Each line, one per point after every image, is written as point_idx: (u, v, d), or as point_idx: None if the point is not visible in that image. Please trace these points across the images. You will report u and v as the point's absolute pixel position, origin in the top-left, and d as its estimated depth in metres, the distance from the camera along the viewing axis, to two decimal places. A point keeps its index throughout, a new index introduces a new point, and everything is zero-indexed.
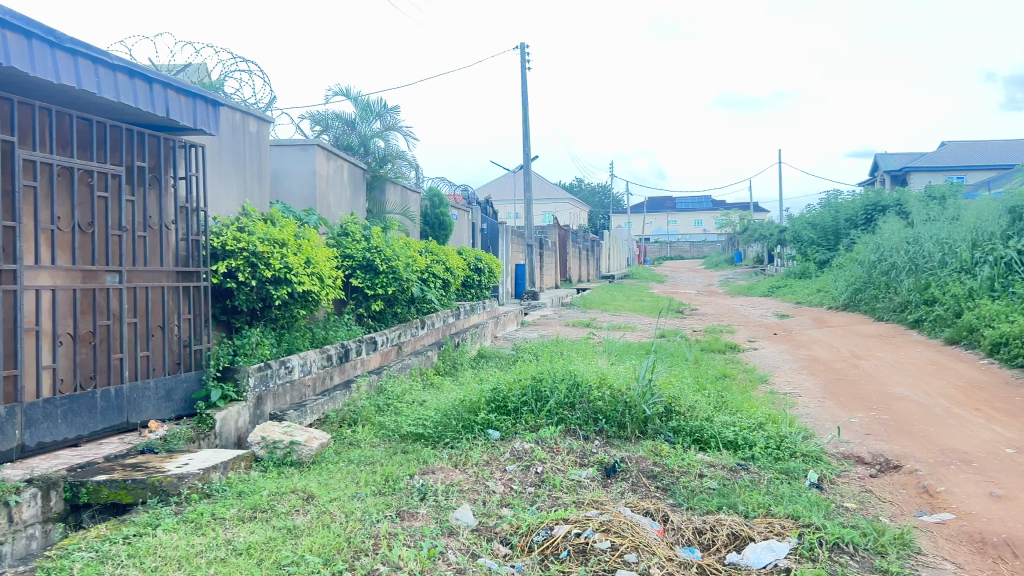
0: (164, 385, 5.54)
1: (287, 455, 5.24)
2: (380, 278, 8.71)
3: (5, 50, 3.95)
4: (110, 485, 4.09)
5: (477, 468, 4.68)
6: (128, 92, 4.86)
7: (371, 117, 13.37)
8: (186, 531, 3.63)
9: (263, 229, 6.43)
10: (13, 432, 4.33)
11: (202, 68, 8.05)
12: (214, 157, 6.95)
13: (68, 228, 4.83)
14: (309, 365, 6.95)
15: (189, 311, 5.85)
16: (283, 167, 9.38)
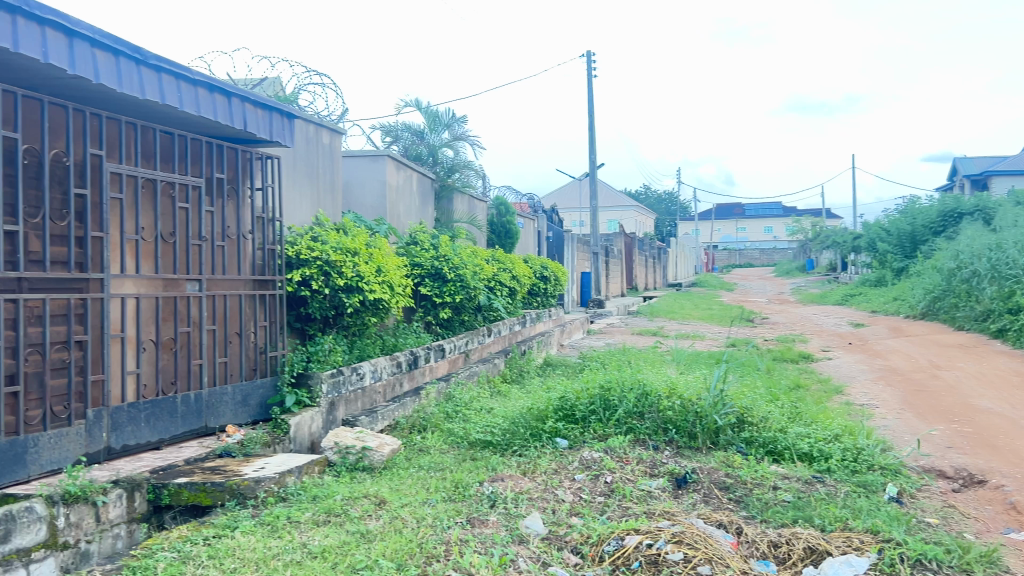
0: (241, 391, 5.69)
1: (359, 460, 5.33)
2: (448, 286, 8.80)
3: (95, 68, 4.12)
4: (190, 487, 4.20)
5: (545, 477, 4.69)
6: (208, 106, 5.02)
7: (439, 128, 13.56)
8: (264, 534, 3.71)
9: (336, 239, 6.59)
10: (100, 435, 4.50)
11: (277, 82, 8.27)
12: (288, 170, 7.13)
13: (151, 237, 5.01)
14: (379, 372, 7.07)
15: (265, 319, 6.00)
16: (355, 177, 9.55)
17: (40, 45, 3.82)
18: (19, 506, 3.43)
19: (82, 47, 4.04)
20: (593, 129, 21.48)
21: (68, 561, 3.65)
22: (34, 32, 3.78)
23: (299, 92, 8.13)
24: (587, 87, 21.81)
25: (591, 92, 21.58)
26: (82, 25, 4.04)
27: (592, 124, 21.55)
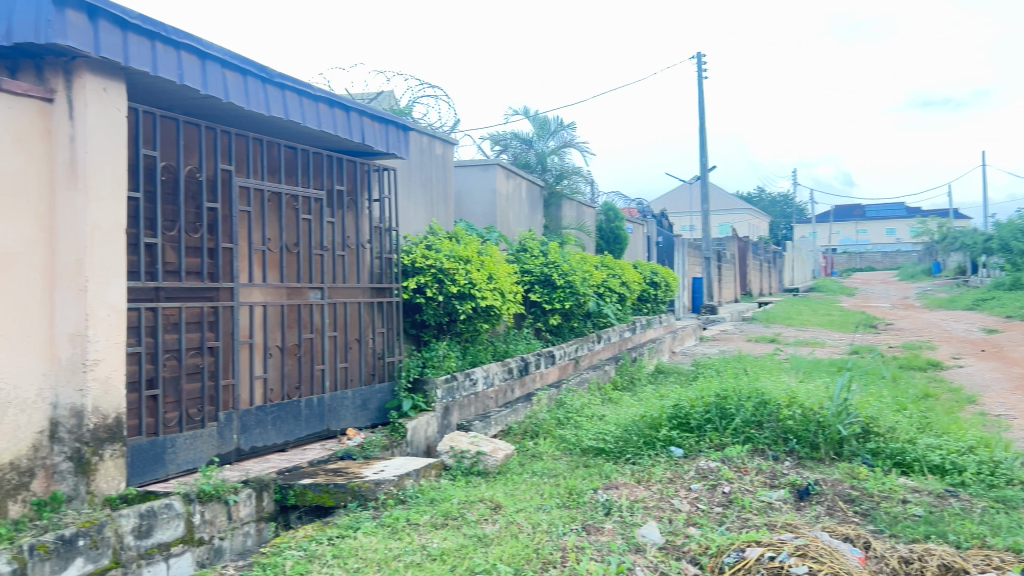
0: (361, 395, 5.86)
1: (474, 464, 5.39)
2: (558, 293, 8.83)
3: (225, 88, 4.35)
4: (314, 488, 4.36)
5: (661, 486, 4.63)
6: (329, 121, 5.21)
7: (548, 136, 13.83)
8: (385, 535, 3.81)
9: (449, 247, 6.73)
10: (231, 436, 4.72)
11: (392, 96, 8.49)
12: (404, 181, 7.31)
13: (277, 248, 5.25)
14: (491, 377, 7.14)
15: (383, 325, 6.17)
16: (466, 187, 9.70)
17: (176, 67, 4.06)
18: (159, 503, 3.66)
19: (213, 68, 4.26)
20: (705, 132, 21.10)
21: (204, 556, 3.85)
22: (171, 56, 4.01)
23: (413, 105, 8.32)
24: (697, 89, 21.43)
25: (701, 94, 21.21)
26: (213, 47, 4.26)
27: (703, 126, 21.17)
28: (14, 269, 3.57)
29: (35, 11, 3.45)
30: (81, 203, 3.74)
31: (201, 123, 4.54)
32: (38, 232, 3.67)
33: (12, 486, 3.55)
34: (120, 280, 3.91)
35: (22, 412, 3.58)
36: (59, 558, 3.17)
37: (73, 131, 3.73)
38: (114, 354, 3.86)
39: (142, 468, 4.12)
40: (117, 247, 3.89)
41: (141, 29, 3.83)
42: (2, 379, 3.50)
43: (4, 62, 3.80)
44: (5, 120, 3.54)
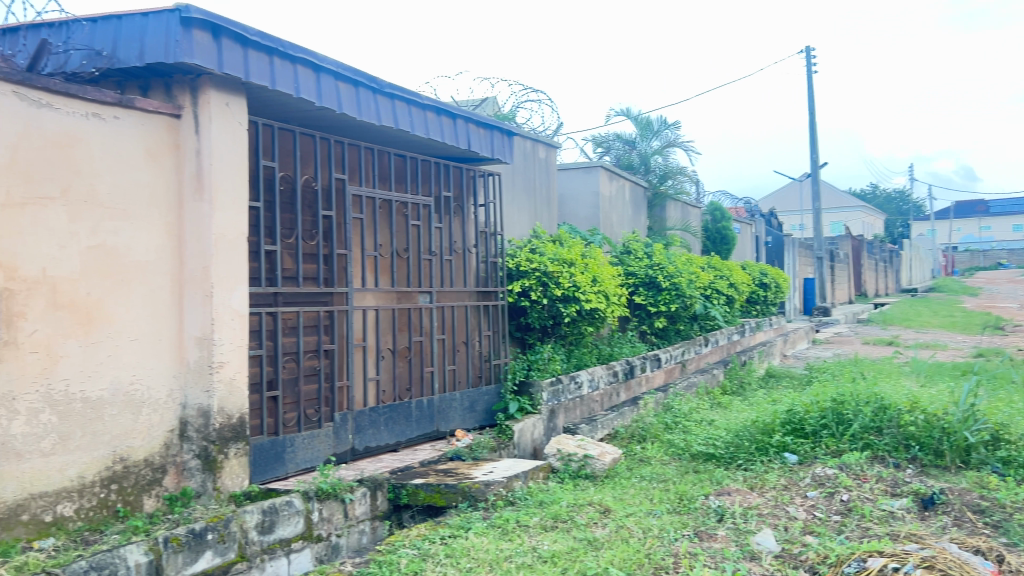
0: (469, 397, 5.94)
1: (582, 468, 5.39)
2: (663, 295, 8.72)
3: (339, 99, 4.50)
4: (426, 488, 4.44)
5: (775, 493, 4.52)
6: (436, 128, 5.33)
7: (651, 136, 13.63)
8: (496, 536, 3.86)
9: (553, 250, 6.77)
10: (346, 436, 4.87)
11: (495, 101, 8.57)
12: (508, 185, 7.38)
13: (387, 254, 5.39)
14: (597, 380, 7.13)
15: (489, 328, 6.25)
16: (569, 190, 9.70)
17: (293, 81, 4.22)
18: (280, 500, 3.82)
19: (327, 80, 4.42)
20: (815, 128, 20.45)
21: (322, 553, 3.99)
22: (288, 70, 4.18)
23: (517, 109, 8.39)
24: (807, 84, 20.77)
25: (811, 89, 20.58)
26: (327, 60, 4.41)
27: (812, 122, 20.53)
28: (145, 277, 3.79)
29: (164, 31, 3.66)
30: (206, 214, 3.91)
31: (316, 134, 4.72)
32: (167, 242, 3.88)
33: (147, 481, 3.79)
34: (243, 286, 4.08)
35: (155, 411, 3.80)
36: (190, 550, 3.35)
37: (199, 146, 3.92)
38: (238, 357, 4.03)
39: (265, 466, 4.30)
40: (240, 256, 4.07)
41: (260, 45, 4.00)
42: (137, 381, 3.73)
43: (136, 82, 4.04)
44: (137, 137, 3.75)
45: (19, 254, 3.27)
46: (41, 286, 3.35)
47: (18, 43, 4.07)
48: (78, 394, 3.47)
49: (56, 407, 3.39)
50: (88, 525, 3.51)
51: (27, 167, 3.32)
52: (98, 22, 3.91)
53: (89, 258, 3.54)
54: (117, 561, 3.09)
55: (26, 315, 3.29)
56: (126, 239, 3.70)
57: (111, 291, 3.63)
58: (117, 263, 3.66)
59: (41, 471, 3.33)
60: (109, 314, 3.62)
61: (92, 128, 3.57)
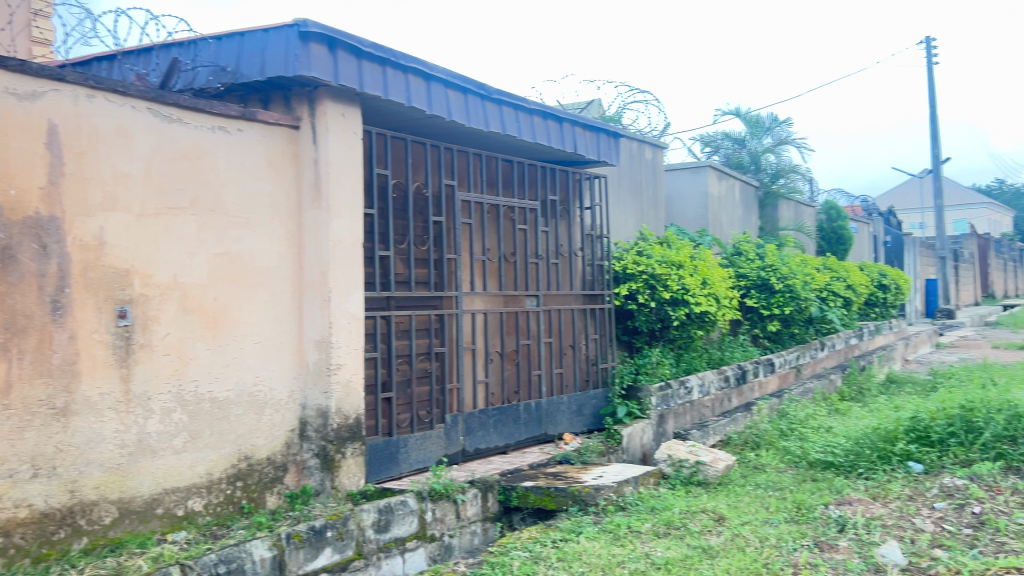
0: (577, 401, 5.93)
1: (694, 474, 5.29)
2: (776, 298, 8.50)
3: (447, 106, 4.58)
4: (536, 491, 4.45)
5: (900, 503, 4.33)
6: (543, 132, 5.36)
7: (762, 133, 13.30)
8: (608, 541, 3.83)
9: (661, 253, 6.69)
10: (457, 437, 4.93)
11: (601, 103, 8.53)
12: (614, 188, 7.36)
13: (495, 258, 5.45)
14: (708, 386, 6.99)
15: (596, 332, 6.23)
16: (677, 190, 9.56)
17: (404, 90, 4.33)
18: (395, 499, 3.90)
19: (437, 88, 4.50)
20: (937, 121, 19.49)
21: (436, 552, 4.06)
22: (400, 80, 4.28)
23: (624, 111, 8.33)
24: (927, 76, 19.83)
25: (931, 81, 19.66)
26: (437, 68, 4.50)
27: (934, 115, 19.58)
28: (268, 282, 3.95)
29: (284, 46, 3.81)
30: (324, 221, 4.05)
31: (427, 142, 4.82)
32: (288, 249, 4.04)
33: (270, 479, 3.92)
34: (358, 290, 4.21)
35: (277, 411, 3.95)
36: (311, 547, 3.47)
37: (317, 156, 4.06)
38: (354, 360, 4.16)
39: (379, 466, 4.40)
40: (355, 262, 4.19)
41: (374, 56, 4.11)
42: (260, 382, 3.88)
43: (257, 96, 4.21)
44: (260, 148, 3.92)
45: (153, 262, 3.47)
46: (172, 291, 3.54)
47: (150, 62, 4.30)
48: (207, 394, 3.65)
49: (187, 407, 3.57)
50: (216, 520, 3.67)
51: (160, 180, 3.51)
52: (223, 39, 4.09)
53: (216, 265, 3.72)
54: (244, 555, 3.24)
55: (160, 319, 3.48)
56: (250, 246, 3.87)
57: (236, 295, 3.80)
58: (242, 270, 3.83)
59: (173, 467, 3.51)
60: (234, 318, 3.78)
61: (219, 140, 3.75)
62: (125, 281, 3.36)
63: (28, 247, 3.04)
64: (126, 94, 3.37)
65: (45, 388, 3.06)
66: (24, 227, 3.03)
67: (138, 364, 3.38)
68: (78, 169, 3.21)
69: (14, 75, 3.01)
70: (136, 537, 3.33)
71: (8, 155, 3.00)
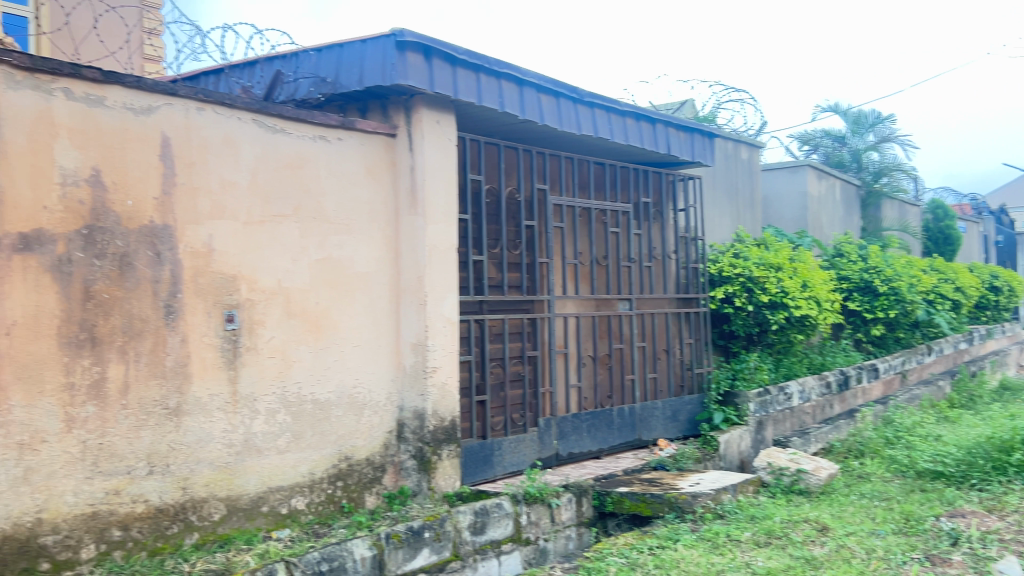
0: (671, 406, 5.85)
1: (795, 483, 5.15)
2: (880, 300, 8.20)
3: (540, 110, 4.60)
4: (631, 497, 4.41)
5: (1019, 517, 4.10)
6: (635, 134, 5.32)
7: (865, 130, 12.82)
8: (706, 549, 3.76)
9: (758, 255, 6.55)
10: (550, 441, 4.93)
11: (694, 104, 8.41)
12: (708, 189, 7.24)
13: (587, 261, 5.44)
14: (809, 392, 6.79)
15: (691, 336, 6.14)
16: (774, 191, 9.33)
17: (497, 95, 4.36)
18: (490, 502, 3.93)
19: (529, 93, 4.52)
20: None
21: (531, 556, 4.07)
22: (493, 85, 4.32)
23: (718, 110, 8.19)
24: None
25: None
26: (530, 73, 4.52)
27: None
28: (367, 287, 4.03)
29: (381, 55, 3.89)
30: (420, 226, 4.12)
31: (519, 146, 4.85)
32: (385, 254, 4.12)
33: (369, 479, 4.01)
34: (453, 294, 4.26)
35: (375, 413, 4.03)
36: (409, 547, 3.53)
37: (413, 162, 4.13)
38: (449, 363, 4.20)
39: (475, 468, 4.45)
40: (450, 266, 4.24)
41: (468, 63, 4.16)
42: (359, 384, 3.97)
43: (355, 105, 4.31)
44: (359, 156, 4.01)
45: (259, 267, 3.59)
46: (277, 296, 3.65)
47: (255, 74, 4.46)
48: (310, 395, 3.75)
49: (291, 408, 3.68)
50: (318, 518, 3.77)
51: (265, 189, 3.63)
52: (323, 50, 4.20)
53: (318, 270, 3.83)
54: (345, 553, 3.31)
55: (265, 323, 3.60)
56: (349, 252, 3.96)
57: (337, 299, 3.90)
58: (342, 274, 3.93)
59: (278, 467, 3.62)
60: (335, 322, 3.88)
61: (320, 149, 3.85)
62: (233, 286, 3.48)
63: (144, 254, 3.19)
64: (233, 106, 3.50)
65: (159, 389, 3.21)
66: (139, 235, 3.18)
67: (245, 366, 3.51)
68: (188, 179, 3.35)
69: (131, 91, 3.17)
70: (243, 533, 3.45)
71: (126, 167, 3.15)
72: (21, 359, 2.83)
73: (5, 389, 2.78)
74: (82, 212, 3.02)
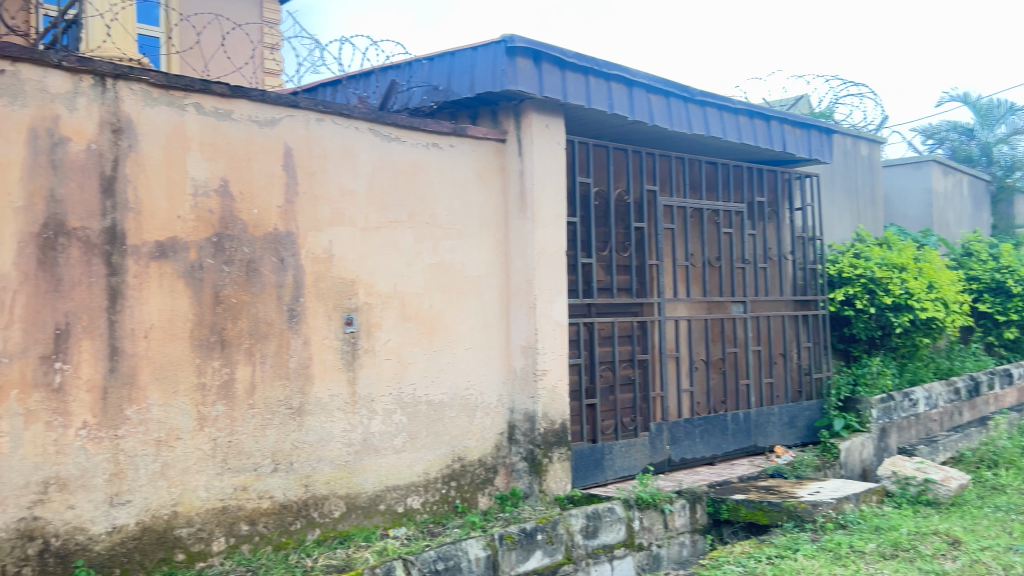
0: (788, 412, 5.68)
1: (922, 493, 4.91)
2: (1014, 302, 7.74)
3: (650, 111, 4.56)
4: (748, 504, 4.30)
5: None
6: (749, 132, 5.20)
7: (994, 123, 12.32)
8: (828, 559, 3.64)
9: (881, 255, 6.27)
10: (662, 446, 4.86)
11: (809, 100, 8.15)
12: (826, 187, 7.01)
13: (699, 263, 5.36)
14: (935, 399, 6.48)
15: (809, 339, 5.97)
16: (897, 188, 8.94)
17: (607, 97, 4.34)
18: (602, 506, 3.92)
19: (639, 93, 4.49)
20: None
21: (644, 562, 4.03)
22: (603, 87, 4.30)
23: (835, 106, 7.91)
24: None
25: None
26: (639, 74, 4.48)
27: None
28: (479, 290, 4.09)
29: (492, 62, 3.93)
30: (530, 230, 4.15)
31: (628, 148, 4.82)
32: (496, 258, 4.17)
33: (481, 480, 4.05)
34: (562, 297, 4.27)
35: (487, 415, 4.08)
36: (523, 548, 3.55)
37: (523, 167, 4.17)
38: (559, 366, 4.21)
39: (585, 471, 4.44)
40: (560, 269, 4.26)
41: (577, 66, 4.16)
42: (472, 386, 4.03)
43: (466, 111, 4.38)
44: (470, 162, 4.07)
45: (376, 272, 3.69)
46: (393, 300, 3.75)
47: (371, 85, 4.59)
48: (424, 397, 3.83)
49: (406, 408, 3.76)
50: (433, 517, 3.84)
51: (382, 196, 3.73)
52: (435, 59, 4.28)
53: (432, 274, 3.91)
54: (460, 553, 3.36)
55: (381, 326, 3.69)
56: (461, 256, 4.03)
57: (450, 303, 3.97)
58: (455, 279, 4.00)
59: (394, 466, 3.71)
60: (448, 325, 3.95)
61: (432, 156, 3.93)
62: (351, 290, 3.59)
63: (269, 260, 3.33)
64: (351, 116, 3.62)
65: (283, 390, 3.34)
66: (265, 242, 3.32)
67: (363, 368, 3.61)
68: (310, 188, 3.48)
69: (256, 104, 3.31)
70: (362, 531, 3.54)
71: (252, 177, 3.30)
72: (158, 359, 2.99)
73: (143, 388, 2.95)
74: (212, 221, 3.18)
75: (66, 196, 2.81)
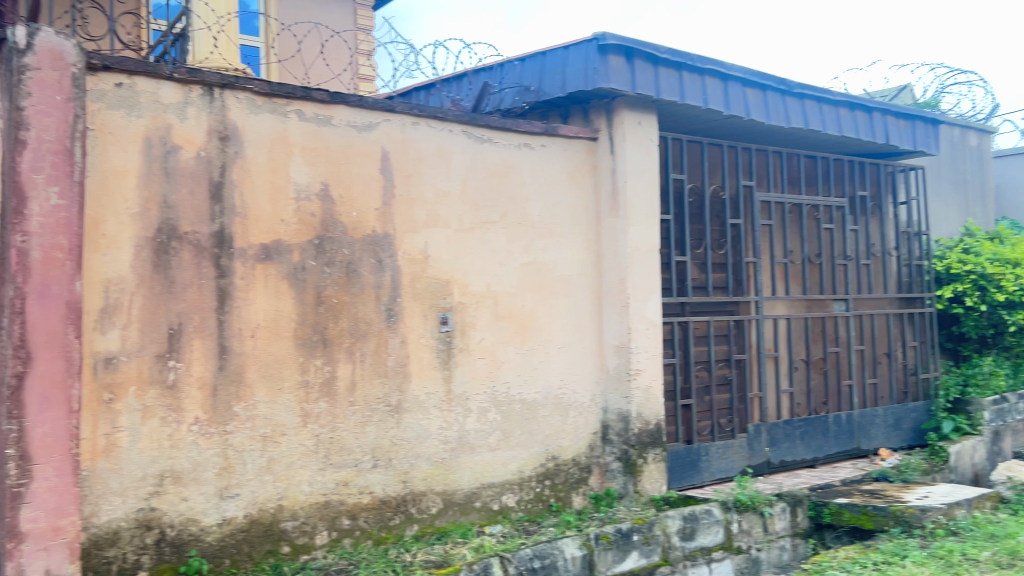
0: (893, 414, 5.49)
1: None
2: None
3: (745, 105, 4.47)
4: (851, 509, 4.17)
5: None
6: (849, 125, 5.04)
7: None
8: (939, 567, 3.49)
9: (992, 250, 5.94)
10: (760, 448, 4.76)
11: (913, 90, 7.84)
12: (932, 180, 6.74)
13: (799, 260, 5.24)
14: None
15: (915, 338, 5.76)
16: (1010, 179, 8.52)
17: (700, 92, 4.28)
18: (699, 508, 3.87)
19: (734, 88, 4.41)
20: None
21: (743, 565, 3.96)
22: (696, 82, 4.25)
23: (942, 95, 7.59)
24: None
25: None
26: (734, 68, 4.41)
27: None
28: (571, 290, 4.09)
29: (584, 60, 3.93)
30: (622, 229, 4.12)
31: (723, 144, 4.75)
32: (587, 257, 4.16)
33: (575, 480, 4.05)
34: (656, 296, 4.23)
35: (580, 414, 4.08)
36: (619, 549, 3.54)
37: (615, 166, 4.15)
38: (653, 365, 4.17)
39: (681, 472, 4.38)
40: (653, 268, 4.22)
41: (670, 62, 4.11)
42: (565, 385, 4.03)
43: (558, 111, 4.38)
44: (562, 161, 4.08)
45: (469, 272, 3.73)
46: (486, 300, 3.78)
47: (464, 87, 4.65)
48: (518, 395, 3.86)
49: (501, 407, 3.80)
50: (528, 516, 3.85)
51: (475, 197, 3.78)
52: (527, 60, 4.31)
53: (524, 274, 3.93)
54: (555, 552, 3.38)
55: (476, 325, 3.74)
56: (553, 255, 4.04)
57: (542, 303, 3.99)
58: (547, 278, 4.01)
59: (490, 463, 3.75)
60: (541, 324, 3.97)
61: (524, 156, 3.95)
62: (446, 290, 3.65)
63: (367, 261, 3.41)
64: (445, 119, 3.68)
65: (382, 387, 3.42)
66: (364, 244, 3.40)
67: (458, 366, 3.66)
68: (406, 190, 3.55)
69: (354, 109, 3.40)
70: (458, 527, 3.59)
71: (351, 181, 3.38)
72: (263, 358, 3.10)
73: (250, 386, 3.06)
74: (314, 223, 3.27)
75: (178, 202, 2.94)
